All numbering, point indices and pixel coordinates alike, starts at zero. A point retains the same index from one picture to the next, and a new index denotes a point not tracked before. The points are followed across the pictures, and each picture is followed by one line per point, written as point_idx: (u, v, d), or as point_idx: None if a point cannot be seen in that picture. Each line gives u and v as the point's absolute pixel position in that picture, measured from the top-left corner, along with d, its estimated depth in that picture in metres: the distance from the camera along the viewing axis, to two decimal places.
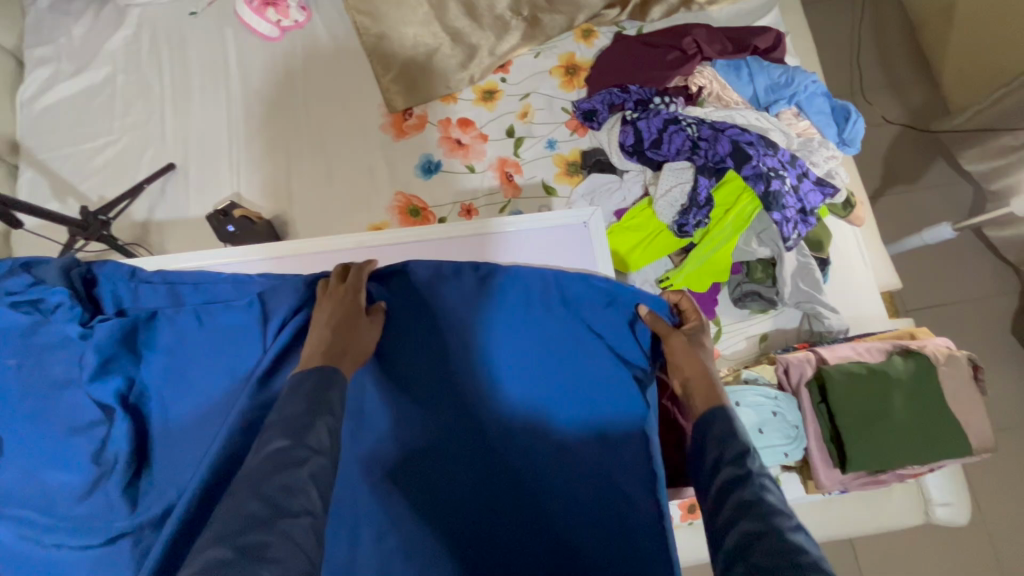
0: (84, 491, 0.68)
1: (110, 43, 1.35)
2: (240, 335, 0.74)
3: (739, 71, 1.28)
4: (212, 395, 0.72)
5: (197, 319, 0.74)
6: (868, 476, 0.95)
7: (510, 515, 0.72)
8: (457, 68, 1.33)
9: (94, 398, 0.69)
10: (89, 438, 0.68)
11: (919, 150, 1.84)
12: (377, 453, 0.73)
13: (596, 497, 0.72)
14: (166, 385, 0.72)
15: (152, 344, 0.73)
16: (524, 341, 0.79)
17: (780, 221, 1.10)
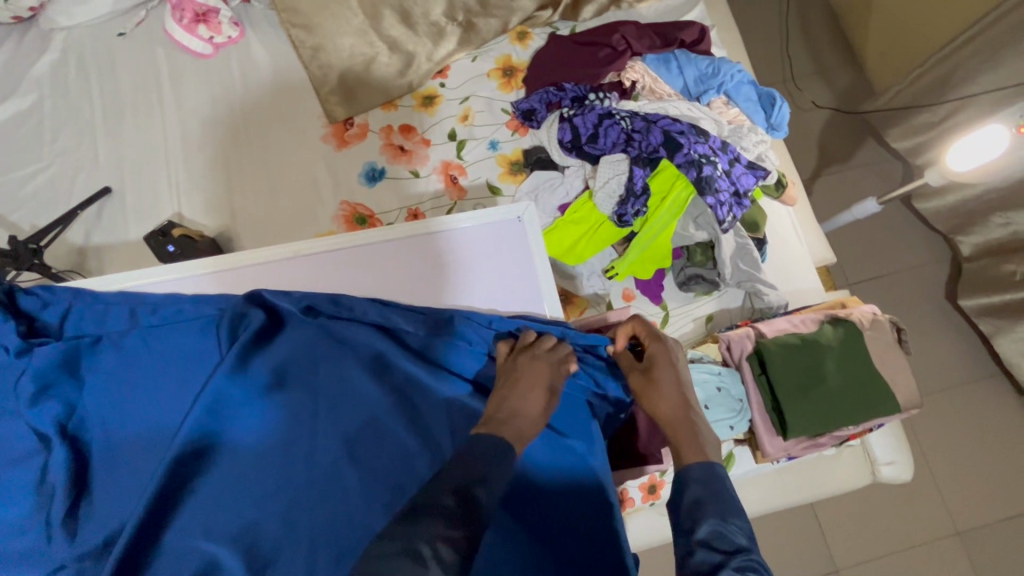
0: (20, 525, 0.66)
1: (36, 68, 1.32)
2: (191, 358, 0.74)
3: (668, 63, 1.33)
4: (159, 421, 0.72)
5: (145, 342, 0.74)
6: (809, 440, 0.98)
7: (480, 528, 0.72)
8: (396, 75, 1.35)
9: (30, 425, 0.68)
10: (27, 469, 0.67)
11: (849, 131, 1.94)
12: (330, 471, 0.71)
13: (563, 505, 0.74)
14: (108, 412, 0.71)
15: (95, 368, 0.72)
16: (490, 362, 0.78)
17: (714, 205, 1.14)
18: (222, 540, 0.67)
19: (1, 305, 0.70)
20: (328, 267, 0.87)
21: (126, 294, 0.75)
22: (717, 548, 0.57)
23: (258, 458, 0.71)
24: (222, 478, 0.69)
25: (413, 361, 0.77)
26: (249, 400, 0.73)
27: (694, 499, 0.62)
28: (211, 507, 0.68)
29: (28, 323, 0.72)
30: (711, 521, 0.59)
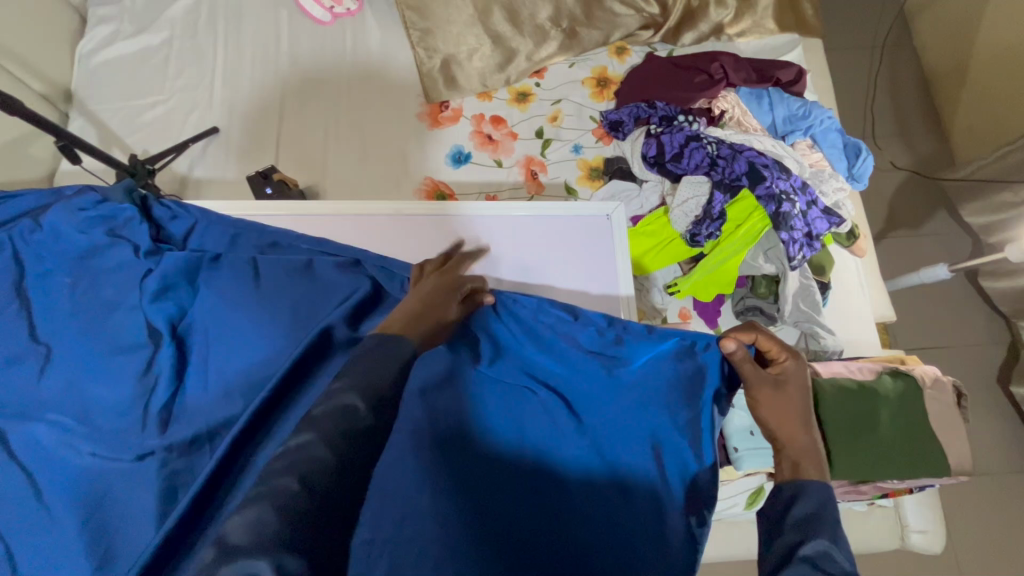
0: (124, 405, 0.74)
1: (171, 10, 1.43)
2: (290, 287, 0.82)
3: (760, 99, 1.36)
4: (252, 343, 0.78)
5: (253, 272, 0.82)
6: (850, 485, 0.98)
7: (525, 525, 0.71)
8: (495, 69, 1.41)
9: (149, 320, 0.78)
10: (137, 357, 0.76)
11: (922, 198, 1.92)
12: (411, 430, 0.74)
13: (607, 516, 0.73)
14: (211, 324, 0.79)
15: (206, 281, 0.81)
16: (569, 363, 0.80)
17: (788, 240, 1.16)
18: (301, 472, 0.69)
19: (138, 208, 0.84)
20: (449, 242, 0.99)
21: (249, 227, 0.88)
22: (822, 568, 0.53)
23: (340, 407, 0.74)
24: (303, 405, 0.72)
25: (501, 352, 0.81)
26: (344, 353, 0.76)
27: (800, 519, 0.59)
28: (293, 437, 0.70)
29: (156, 230, 0.85)
30: (820, 544, 0.55)
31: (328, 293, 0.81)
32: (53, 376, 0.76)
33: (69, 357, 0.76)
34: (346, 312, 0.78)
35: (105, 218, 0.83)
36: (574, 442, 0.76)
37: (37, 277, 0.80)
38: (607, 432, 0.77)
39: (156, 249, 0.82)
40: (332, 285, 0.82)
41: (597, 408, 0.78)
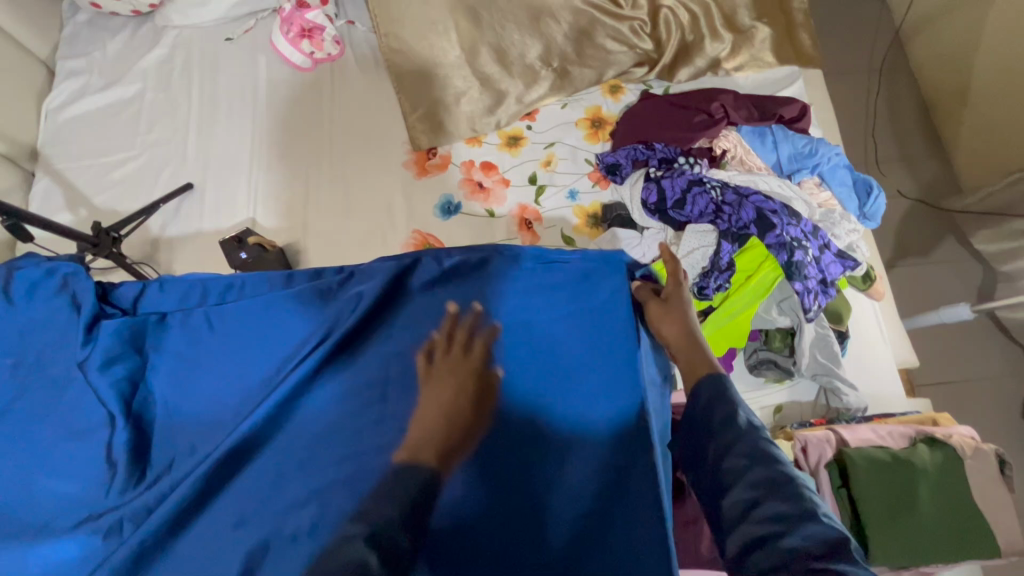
0: (80, 503, 0.65)
1: (144, 61, 1.37)
2: (250, 333, 0.73)
3: (763, 137, 1.29)
4: (220, 407, 0.70)
5: (207, 323, 0.73)
6: (891, 572, 0.87)
7: (491, 524, 0.67)
8: (484, 112, 1.36)
9: (99, 397, 0.68)
10: (92, 442, 0.67)
11: (930, 225, 1.85)
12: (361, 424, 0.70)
13: (589, 531, 0.68)
14: (172, 395, 0.70)
15: (157, 345, 0.72)
16: (536, 334, 0.77)
17: (802, 291, 1.08)
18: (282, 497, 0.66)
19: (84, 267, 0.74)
20: None
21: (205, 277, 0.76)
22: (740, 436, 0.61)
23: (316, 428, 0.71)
24: (261, 473, 0.67)
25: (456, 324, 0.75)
26: (323, 390, 0.73)
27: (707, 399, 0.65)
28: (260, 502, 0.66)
29: (103, 289, 0.74)
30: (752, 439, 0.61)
31: (295, 322, 0.74)
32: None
33: (12, 447, 0.67)
34: (315, 355, 0.72)
35: (36, 286, 0.72)
36: (546, 428, 0.73)
37: None
38: (579, 411, 0.74)
39: (100, 311, 0.71)
40: (303, 323, 0.74)
41: (569, 417, 0.74)
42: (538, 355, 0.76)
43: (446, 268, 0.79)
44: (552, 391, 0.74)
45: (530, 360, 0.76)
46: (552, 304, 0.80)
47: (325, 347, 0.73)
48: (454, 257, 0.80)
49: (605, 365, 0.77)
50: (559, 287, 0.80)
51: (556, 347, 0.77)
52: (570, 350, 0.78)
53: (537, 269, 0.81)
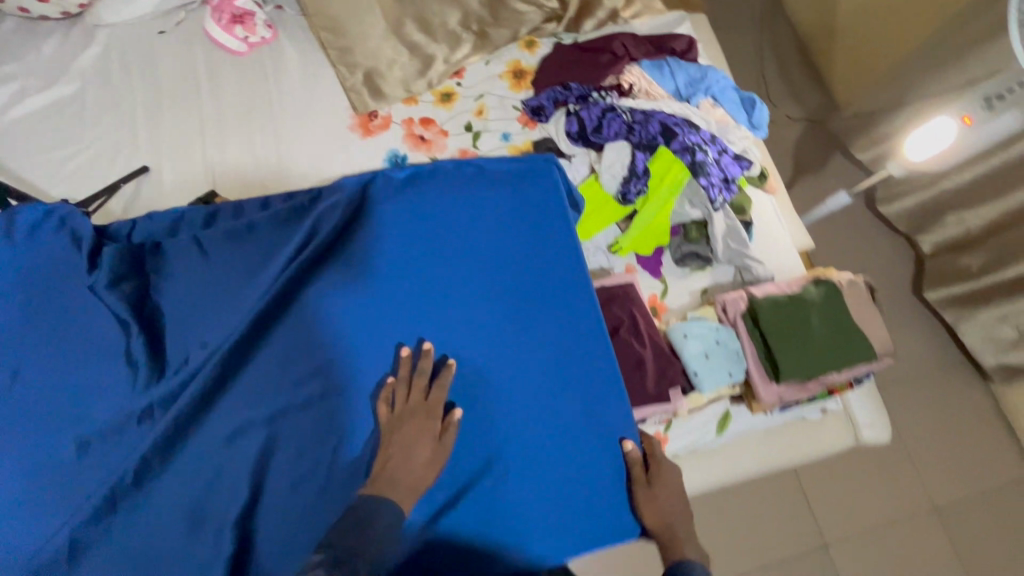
0: (117, 394, 0.81)
1: (81, 59, 1.42)
2: (240, 252, 0.86)
3: (661, 68, 1.49)
4: (227, 314, 0.84)
5: (201, 248, 0.87)
6: (800, 386, 1.07)
7: (465, 374, 0.89)
8: (416, 75, 1.49)
9: (119, 312, 0.83)
10: (118, 347, 0.82)
11: (819, 144, 2.14)
12: (352, 314, 0.87)
13: (538, 372, 0.91)
14: (179, 307, 0.85)
15: (159, 270, 0.87)
16: (483, 230, 0.95)
17: (707, 185, 1.29)
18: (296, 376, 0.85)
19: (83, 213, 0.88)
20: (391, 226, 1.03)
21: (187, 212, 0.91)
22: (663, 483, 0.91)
23: (313, 322, 0.85)
24: (274, 361, 0.85)
25: (418, 227, 0.92)
26: (312, 294, 0.86)
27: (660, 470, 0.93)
28: (280, 382, 0.84)
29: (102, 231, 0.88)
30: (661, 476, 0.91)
31: (277, 240, 0.88)
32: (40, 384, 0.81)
33: (43, 361, 0.81)
34: (304, 265, 0.87)
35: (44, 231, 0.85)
36: (499, 300, 0.92)
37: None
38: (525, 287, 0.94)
39: (99, 240, 0.87)
40: (283, 238, 0.88)
41: (514, 291, 0.93)
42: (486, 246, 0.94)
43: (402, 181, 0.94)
44: (501, 273, 0.93)
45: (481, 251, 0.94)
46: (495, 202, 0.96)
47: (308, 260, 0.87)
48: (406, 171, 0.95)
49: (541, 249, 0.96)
50: (499, 188, 0.96)
51: (502, 237, 0.95)
52: (513, 239, 0.95)
53: (475, 175, 0.97)
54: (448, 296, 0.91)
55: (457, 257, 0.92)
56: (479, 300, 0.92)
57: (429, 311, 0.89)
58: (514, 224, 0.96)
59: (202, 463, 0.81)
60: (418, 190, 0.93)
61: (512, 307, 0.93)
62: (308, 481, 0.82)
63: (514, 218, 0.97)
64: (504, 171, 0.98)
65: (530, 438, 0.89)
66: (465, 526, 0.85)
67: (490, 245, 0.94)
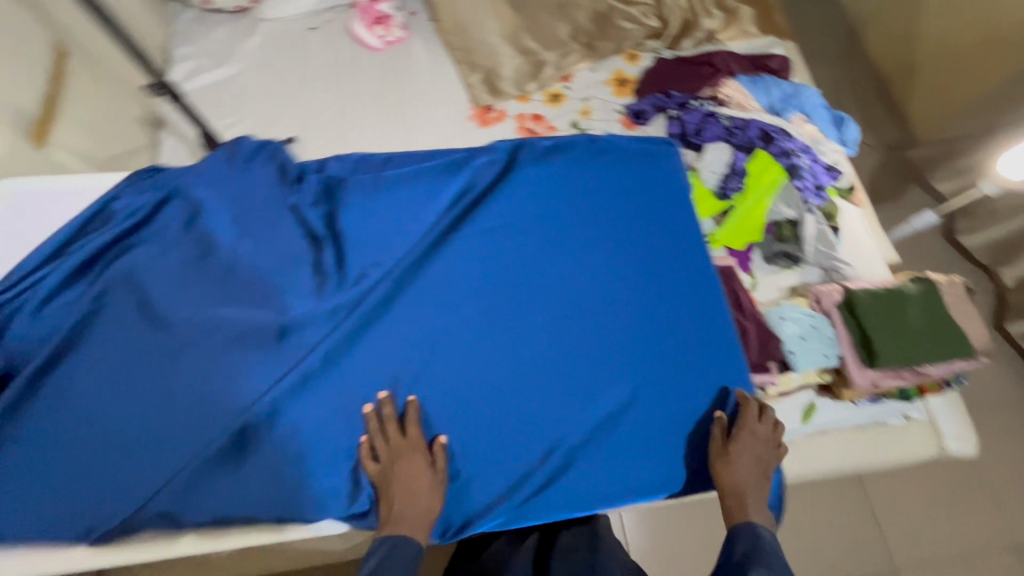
0: (300, 304, 0.86)
1: (245, 46, 1.64)
2: (409, 192, 0.96)
3: (756, 83, 1.59)
4: (394, 244, 0.92)
5: (374, 184, 0.96)
6: (895, 374, 1.12)
7: (606, 320, 0.92)
8: (529, 77, 1.65)
9: (306, 232, 0.91)
10: (301, 262, 0.89)
11: (896, 175, 2.19)
12: (505, 254, 0.94)
13: (679, 324, 0.93)
14: (355, 231, 0.92)
15: (340, 198, 0.95)
16: (625, 192, 1.01)
17: (803, 187, 1.39)
18: (450, 304, 0.90)
19: (276, 145, 0.97)
20: None
21: (366, 154, 1.01)
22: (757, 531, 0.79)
23: (469, 258, 0.93)
24: (431, 288, 0.90)
25: (565, 187, 1.01)
26: (470, 234, 0.94)
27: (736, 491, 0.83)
28: (434, 307, 0.89)
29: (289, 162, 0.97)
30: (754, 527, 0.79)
31: (441, 185, 0.98)
32: (234, 289, 0.86)
33: (238, 268, 0.87)
34: (464, 209, 0.96)
35: (247, 156, 0.94)
36: (641, 256, 0.97)
37: (203, 211, 0.91)
38: (664, 245, 0.98)
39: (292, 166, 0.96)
40: (445, 184, 0.98)
41: (655, 249, 0.98)
42: (627, 208, 1.00)
43: (551, 147, 1.04)
44: (642, 232, 0.99)
45: (624, 211, 1.00)
46: (633, 170, 1.04)
47: (466, 206, 0.97)
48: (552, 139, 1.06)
49: (678, 212, 1.02)
50: (637, 158, 1.05)
51: (642, 201, 1.01)
52: (651, 204, 1.01)
53: (614, 146, 1.06)
54: (591, 247, 0.96)
55: (597, 213, 0.99)
56: (617, 251, 0.96)
57: (575, 258, 0.95)
58: (653, 189, 1.03)
59: (371, 369, 0.85)
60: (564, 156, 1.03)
61: (652, 260, 0.97)
62: (458, 399, 0.86)
63: (651, 183, 1.03)
64: (640, 144, 1.07)
65: (668, 383, 0.90)
66: (601, 459, 0.86)
67: (627, 205, 1.00)
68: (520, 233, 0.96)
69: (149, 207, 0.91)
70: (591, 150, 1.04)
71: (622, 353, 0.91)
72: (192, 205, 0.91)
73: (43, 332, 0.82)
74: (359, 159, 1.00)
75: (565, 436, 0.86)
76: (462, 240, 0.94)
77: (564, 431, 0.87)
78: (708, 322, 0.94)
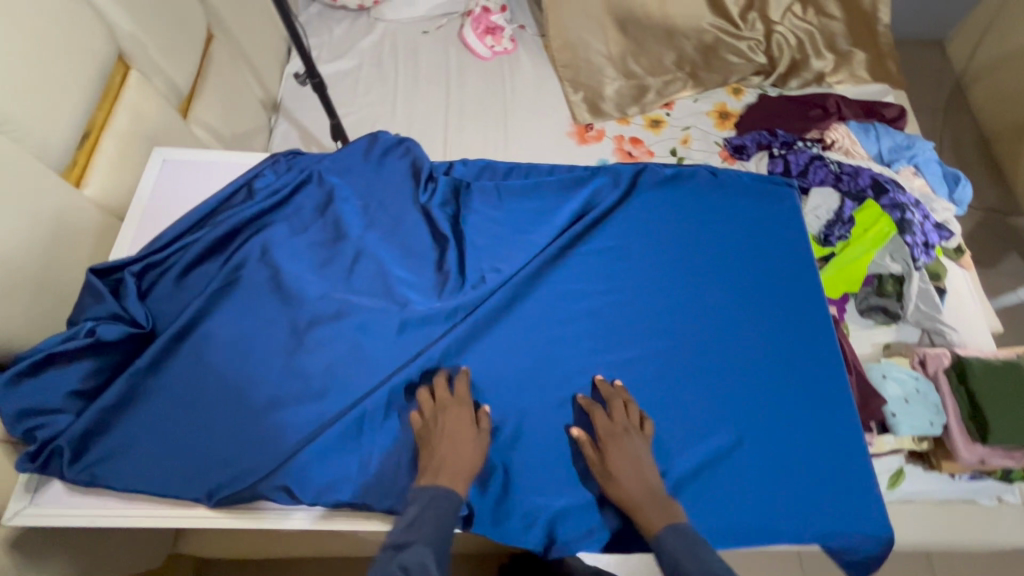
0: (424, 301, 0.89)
1: (362, 43, 1.72)
2: (532, 204, 0.99)
3: (868, 131, 1.55)
4: (515, 253, 0.95)
5: (498, 192, 1.00)
6: (1005, 452, 1.07)
7: (717, 355, 0.92)
8: (631, 101, 1.66)
9: (433, 231, 0.95)
10: (426, 260, 0.93)
11: (996, 240, 2.08)
12: (620, 277, 0.96)
13: (790, 371, 0.92)
14: (479, 236, 0.95)
15: (467, 202, 0.98)
16: (742, 231, 1.02)
17: (913, 243, 1.32)
18: (563, 319, 0.92)
19: (409, 143, 1.02)
20: None
21: (491, 162, 1.05)
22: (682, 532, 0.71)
23: (585, 276, 0.95)
24: (547, 301, 0.92)
25: (683, 217, 1.01)
26: (588, 252, 0.97)
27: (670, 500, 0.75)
28: (547, 319, 0.91)
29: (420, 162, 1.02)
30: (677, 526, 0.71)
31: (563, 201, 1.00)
32: (364, 277, 0.90)
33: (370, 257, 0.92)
34: (583, 226, 0.98)
35: (385, 154, 1.00)
36: (755, 296, 0.97)
37: (340, 199, 0.95)
38: (780, 289, 0.98)
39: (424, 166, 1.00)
40: (567, 200, 1.00)
41: (771, 291, 0.97)
42: (743, 246, 1.01)
43: (671, 176, 1.05)
44: (758, 272, 0.98)
45: (739, 250, 1.00)
46: (751, 209, 1.04)
47: (585, 223, 0.99)
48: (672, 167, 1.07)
49: (795, 258, 1.01)
50: (756, 198, 1.05)
51: (758, 242, 1.01)
52: (768, 245, 1.01)
53: (733, 182, 1.06)
54: (705, 280, 0.97)
55: (715, 248, 1.00)
56: (732, 289, 0.97)
57: (689, 290, 0.96)
58: (771, 227, 1.03)
59: (484, 372, 0.87)
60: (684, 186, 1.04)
61: (767, 297, 0.97)
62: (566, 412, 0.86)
63: (771, 222, 1.04)
64: (759, 185, 1.07)
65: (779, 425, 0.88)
66: (710, 496, 0.82)
67: (745, 241, 1.01)
68: (636, 258, 0.97)
69: (288, 186, 0.96)
70: (710, 185, 1.05)
71: (732, 391, 0.89)
72: (328, 191, 0.96)
73: (186, 295, 0.87)
74: (484, 167, 1.04)
75: (676, 468, 0.84)
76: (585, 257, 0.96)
77: (674, 461, 0.84)
78: (824, 368, 0.92)
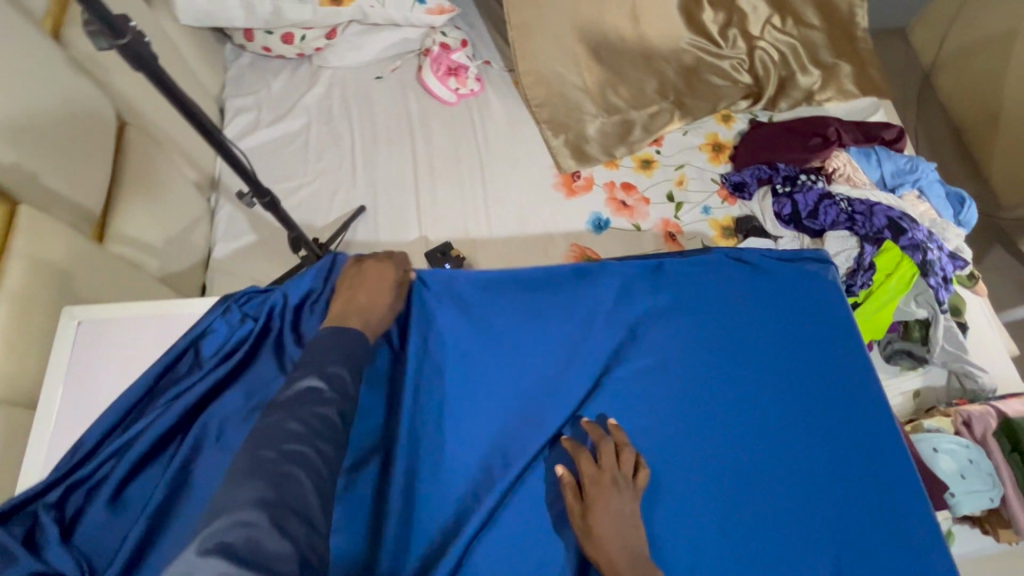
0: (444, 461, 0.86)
1: (306, 98, 1.49)
2: (538, 327, 0.96)
3: (869, 156, 1.46)
4: (530, 385, 0.92)
5: (503, 317, 0.96)
6: None
7: (766, 478, 0.87)
8: (617, 141, 1.50)
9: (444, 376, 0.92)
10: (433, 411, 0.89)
11: (979, 236, 2.08)
12: (647, 399, 0.91)
13: (841, 483, 0.87)
14: (490, 371, 0.93)
15: (472, 334, 0.95)
16: (757, 323, 0.97)
17: (936, 285, 1.24)
18: None
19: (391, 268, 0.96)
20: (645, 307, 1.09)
21: (491, 275, 1.00)
22: None
23: (609, 403, 0.90)
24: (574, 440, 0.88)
25: (697, 318, 0.96)
26: (610, 375, 0.92)
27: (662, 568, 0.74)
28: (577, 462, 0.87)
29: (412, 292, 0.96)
30: None
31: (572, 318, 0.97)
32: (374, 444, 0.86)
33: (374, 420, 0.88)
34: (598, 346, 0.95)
35: None
36: (785, 401, 0.92)
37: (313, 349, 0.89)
38: (811, 388, 0.93)
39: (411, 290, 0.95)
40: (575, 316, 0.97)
41: (801, 392, 0.93)
42: (763, 343, 0.95)
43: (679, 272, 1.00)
44: (784, 372, 0.94)
45: (760, 347, 0.95)
46: (765, 297, 0.99)
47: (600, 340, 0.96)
48: (675, 259, 1.03)
49: (816, 345, 0.96)
50: (767, 281, 1.00)
51: (778, 334, 0.96)
52: (789, 336, 0.96)
53: (741, 268, 1.02)
54: (735, 390, 0.92)
55: (737, 350, 0.94)
56: (763, 397, 0.92)
57: (721, 403, 0.91)
58: (788, 316, 0.98)
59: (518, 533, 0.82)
60: (693, 282, 0.99)
61: (798, 396, 0.92)
62: None
63: (792, 309, 0.99)
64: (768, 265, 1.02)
65: (840, 544, 0.83)
66: None
67: (768, 335, 0.96)
68: (659, 374, 0.92)
69: (241, 346, 0.88)
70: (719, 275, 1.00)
71: (788, 520, 0.84)
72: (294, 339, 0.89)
73: (133, 512, 0.78)
74: (484, 285, 0.99)
75: None
76: (614, 378, 0.92)
77: None
78: (875, 476, 0.88)
